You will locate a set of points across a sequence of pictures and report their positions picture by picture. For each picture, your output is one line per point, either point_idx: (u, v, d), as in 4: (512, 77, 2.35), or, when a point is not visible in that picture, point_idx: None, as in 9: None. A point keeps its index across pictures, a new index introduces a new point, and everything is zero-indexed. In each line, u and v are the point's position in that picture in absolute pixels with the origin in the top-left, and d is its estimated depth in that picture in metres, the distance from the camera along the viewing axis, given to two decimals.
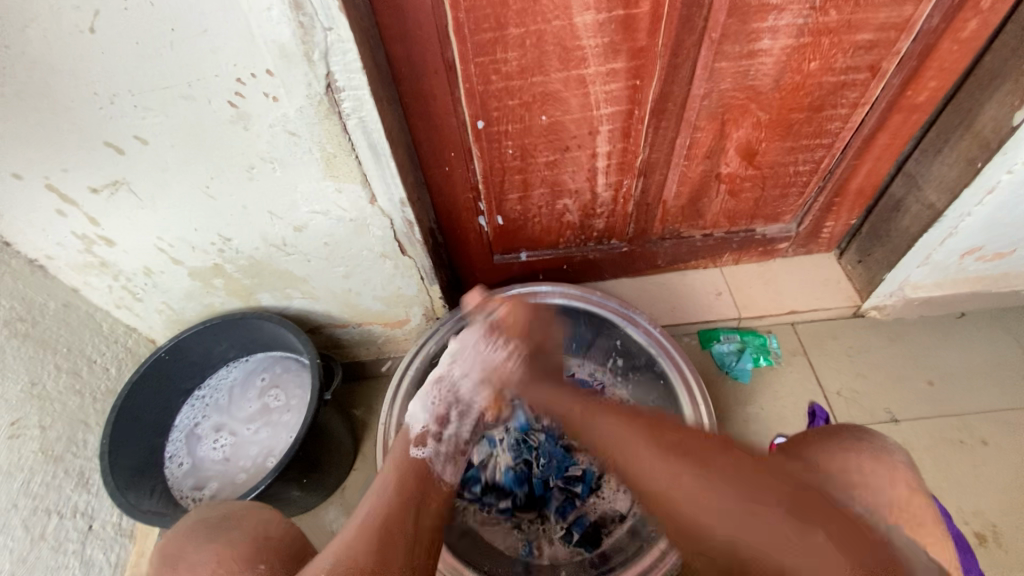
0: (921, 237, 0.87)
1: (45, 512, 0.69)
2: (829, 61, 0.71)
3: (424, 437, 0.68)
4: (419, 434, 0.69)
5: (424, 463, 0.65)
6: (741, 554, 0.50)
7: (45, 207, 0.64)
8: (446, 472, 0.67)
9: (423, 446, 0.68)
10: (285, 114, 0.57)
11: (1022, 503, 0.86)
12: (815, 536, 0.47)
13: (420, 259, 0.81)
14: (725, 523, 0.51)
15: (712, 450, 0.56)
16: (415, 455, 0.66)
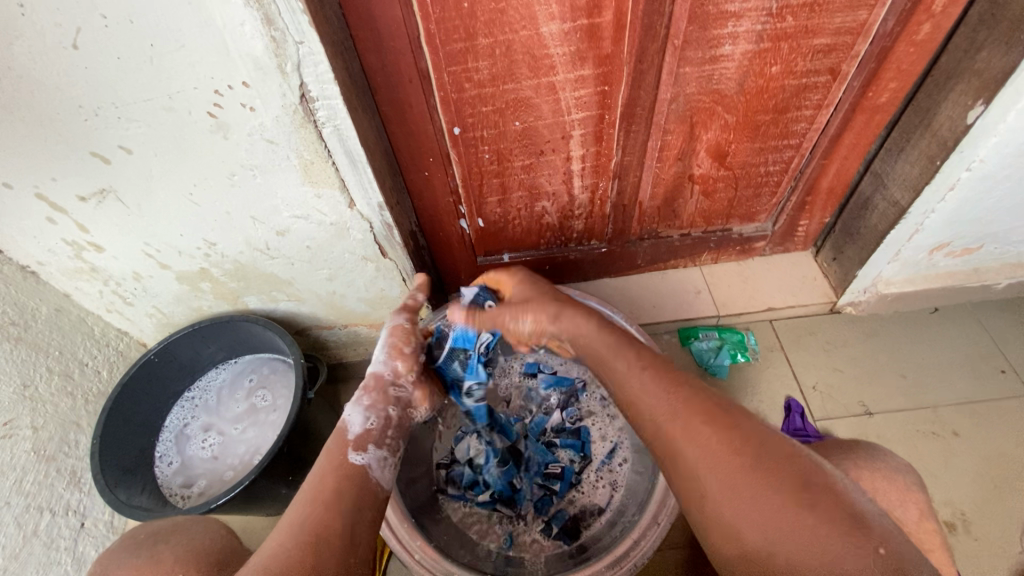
0: (888, 234, 0.89)
1: (37, 510, 0.72)
2: (790, 65, 0.74)
3: (364, 443, 0.62)
4: (357, 439, 0.63)
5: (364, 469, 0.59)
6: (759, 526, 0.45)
7: (36, 215, 0.66)
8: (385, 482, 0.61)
9: (362, 452, 0.61)
10: (262, 123, 0.60)
11: (992, 492, 0.88)
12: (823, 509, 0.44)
13: (401, 261, 0.84)
14: (746, 498, 0.46)
15: (736, 426, 0.51)
16: (354, 461, 0.60)
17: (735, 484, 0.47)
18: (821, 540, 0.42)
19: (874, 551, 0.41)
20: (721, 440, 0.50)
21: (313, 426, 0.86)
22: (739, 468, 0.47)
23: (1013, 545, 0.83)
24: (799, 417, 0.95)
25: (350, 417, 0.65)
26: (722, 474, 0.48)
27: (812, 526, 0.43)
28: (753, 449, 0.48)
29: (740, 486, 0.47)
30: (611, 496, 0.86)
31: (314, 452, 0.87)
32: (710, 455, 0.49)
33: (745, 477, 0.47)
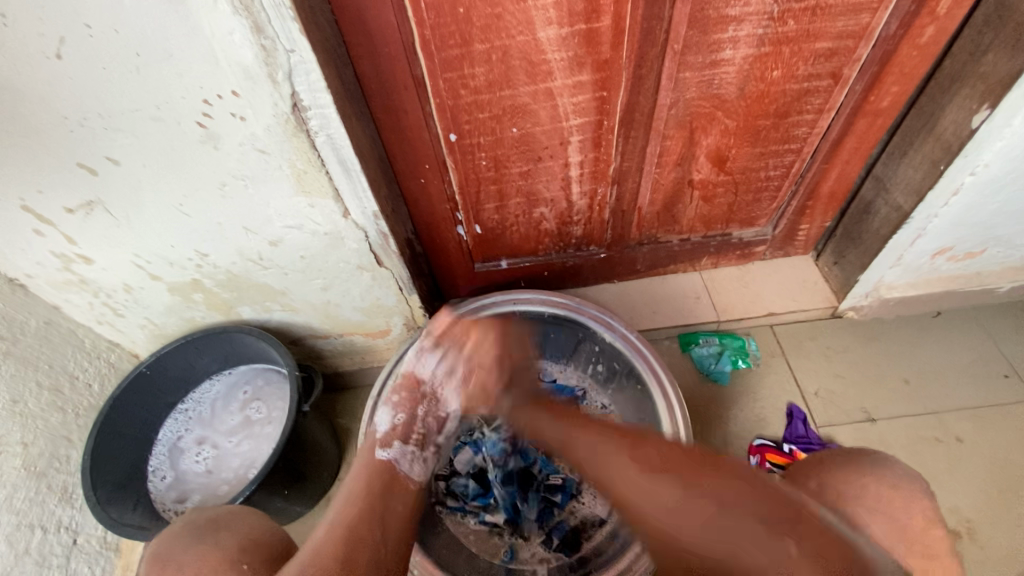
0: (890, 238, 0.88)
1: (29, 527, 0.70)
2: (792, 69, 0.73)
3: (390, 440, 0.68)
4: (384, 438, 0.69)
5: (389, 464, 0.66)
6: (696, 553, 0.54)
7: (23, 227, 0.65)
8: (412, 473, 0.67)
9: (388, 448, 0.68)
10: (253, 133, 0.59)
11: (997, 498, 0.87)
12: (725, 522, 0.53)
13: (397, 270, 0.82)
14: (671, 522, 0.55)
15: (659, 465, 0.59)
16: (379, 456, 0.66)
17: (664, 508, 0.56)
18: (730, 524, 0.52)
19: (768, 519, 0.52)
20: (644, 467, 0.59)
21: (310, 438, 0.85)
22: (666, 488, 0.57)
23: (1019, 553, 0.83)
24: (802, 424, 0.94)
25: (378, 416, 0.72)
26: (652, 500, 0.57)
27: (725, 518, 0.53)
28: (668, 469, 0.58)
29: (669, 505, 0.56)
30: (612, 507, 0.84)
31: (310, 464, 0.85)
32: (640, 485, 0.58)
33: (669, 496, 0.56)
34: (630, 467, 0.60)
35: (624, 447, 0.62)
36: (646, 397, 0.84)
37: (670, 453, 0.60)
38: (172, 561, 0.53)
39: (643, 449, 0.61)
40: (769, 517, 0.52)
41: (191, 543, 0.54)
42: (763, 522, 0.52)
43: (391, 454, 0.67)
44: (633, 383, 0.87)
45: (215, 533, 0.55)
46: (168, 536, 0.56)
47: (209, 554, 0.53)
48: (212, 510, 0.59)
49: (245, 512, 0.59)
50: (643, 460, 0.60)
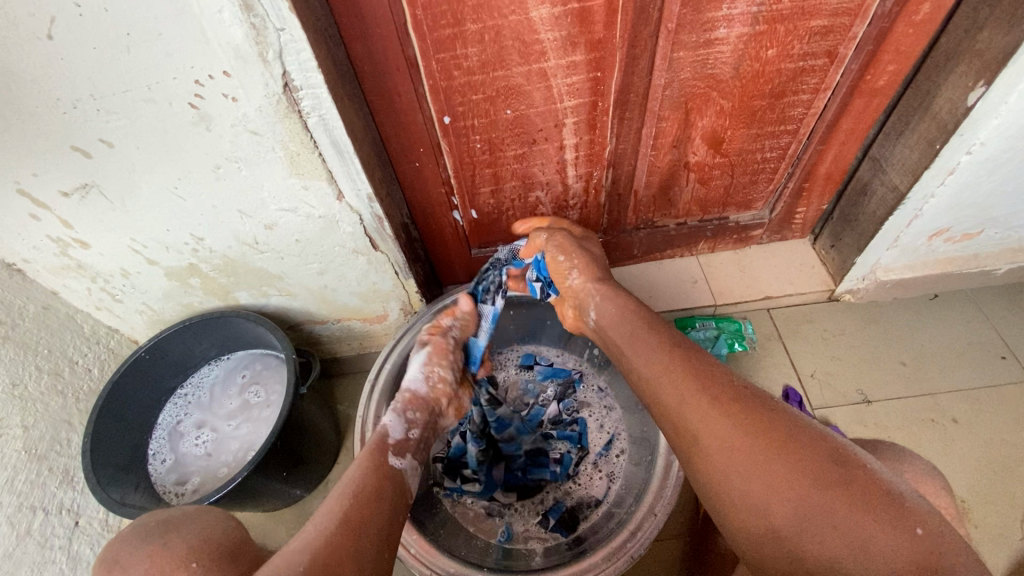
0: (887, 220, 0.88)
1: (30, 509, 0.71)
2: (787, 48, 0.73)
3: (404, 449, 0.64)
4: (398, 445, 0.65)
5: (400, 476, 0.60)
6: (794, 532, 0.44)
7: (19, 212, 0.65)
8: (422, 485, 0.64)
9: (400, 457, 0.63)
10: (244, 114, 0.59)
11: (991, 478, 0.88)
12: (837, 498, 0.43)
13: (392, 253, 0.83)
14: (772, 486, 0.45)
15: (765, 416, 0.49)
16: (393, 464, 0.61)
17: (764, 484, 0.46)
18: (859, 532, 0.41)
19: (915, 532, 0.40)
20: (750, 431, 0.48)
21: (308, 421, 0.85)
22: (776, 462, 0.46)
23: (1012, 532, 0.83)
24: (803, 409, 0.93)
25: (389, 425, 0.67)
26: (751, 473, 0.47)
27: (849, 519, 0.42)
28: (782, 440, 0.47)
29: (773, 482, 0.45)
30: (608, 488, 0.86)
31: (308, 447, 0.86)
32: (739, 456, 0.48)
33: (776, 474, 0.45)
34: (734, 433, 0.49)
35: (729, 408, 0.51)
36: None
37: (787, 422, 0.49)
38: (120, 562, 0.53)
39: (753, 412, 0.50)
40: (919, 531, 0.40)
41: (140, 544, 0.54)
42: (903, 531, 0.40)
43: (405, 463, 0.62)
44: None
45: (163, 533, 0.54)
46: (119, 540, 0.56)
47: (154, 555, 0.52)
48: (166, 512, 0.58)
49: (201, 510, 0.58)
50: (751, 423, 0.49)
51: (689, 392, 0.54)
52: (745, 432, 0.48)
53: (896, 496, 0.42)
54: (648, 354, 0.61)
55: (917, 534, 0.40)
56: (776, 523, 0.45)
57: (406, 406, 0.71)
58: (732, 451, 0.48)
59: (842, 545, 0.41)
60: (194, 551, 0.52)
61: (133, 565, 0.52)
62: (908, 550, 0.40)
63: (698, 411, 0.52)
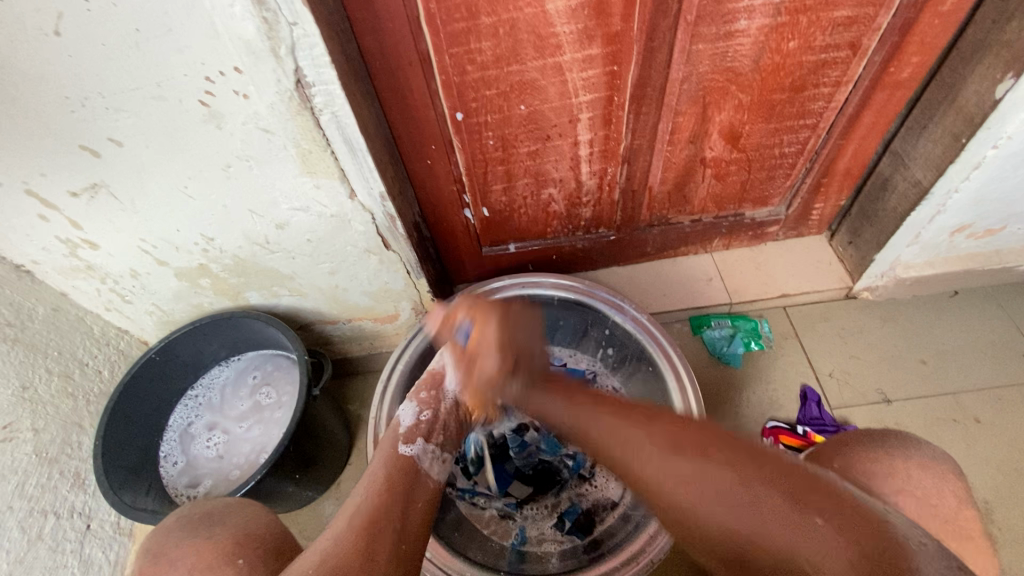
0: (909, 215, 0.86)
1: (42, 513, 0.70)
2: (808, 40, 0.71)
3: (413, 436, 0.66)
4: (408, 434, 0.66)
5: (411, 460, 0.62)
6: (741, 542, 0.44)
7: (28, 212, 0.64)
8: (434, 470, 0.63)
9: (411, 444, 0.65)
10: (256, 112, 0.57)
11: (1016, 480, 0.86)
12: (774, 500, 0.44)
13: (404, 252, 0.81)
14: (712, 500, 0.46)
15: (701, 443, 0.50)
16: (403, 453, 0.63)
17: (688, 491, 0.47)
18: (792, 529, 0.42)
19: (815, 520, 0.41)
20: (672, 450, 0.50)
21: (320, 422, 0.84)
22: (693, 466, 0.48)
23: None
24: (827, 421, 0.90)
25: (401, 414, 0.70)
26: (675, 482, 0.48)
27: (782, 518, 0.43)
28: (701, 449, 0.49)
29: (694, 485, 0.47)
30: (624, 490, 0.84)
31: (320, 448, 0.85)
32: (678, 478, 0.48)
33: (697, 473, 0.48)
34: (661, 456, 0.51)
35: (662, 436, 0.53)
36: (657, 380, 0.83)
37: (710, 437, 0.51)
38: (165, 554, 0.54)
39: (678, 436, 0.52)
40: (818, 519, 0.41)
41: (184, 537, 0.55)
42: (809, 529, 0.41)
43: (414, 450, 0.64)
44: (645, 367, 0.85)
45: (207, 527, 0.55)
46: (163, 530, 0.57)
47: (200, 549, 0.53)
48: (209, 504, 0.59)
49: (241, 503, 0.59)
50: (676, 446, 0.51)
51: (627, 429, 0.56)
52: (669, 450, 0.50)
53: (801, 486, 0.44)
54: (568, 397, 0.65)
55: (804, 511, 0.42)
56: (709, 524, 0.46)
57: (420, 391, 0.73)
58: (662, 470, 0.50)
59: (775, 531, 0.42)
60: (238, 544, 0.53)
61: (180, 557, 0.53)
62: (823, 542, 0.40)
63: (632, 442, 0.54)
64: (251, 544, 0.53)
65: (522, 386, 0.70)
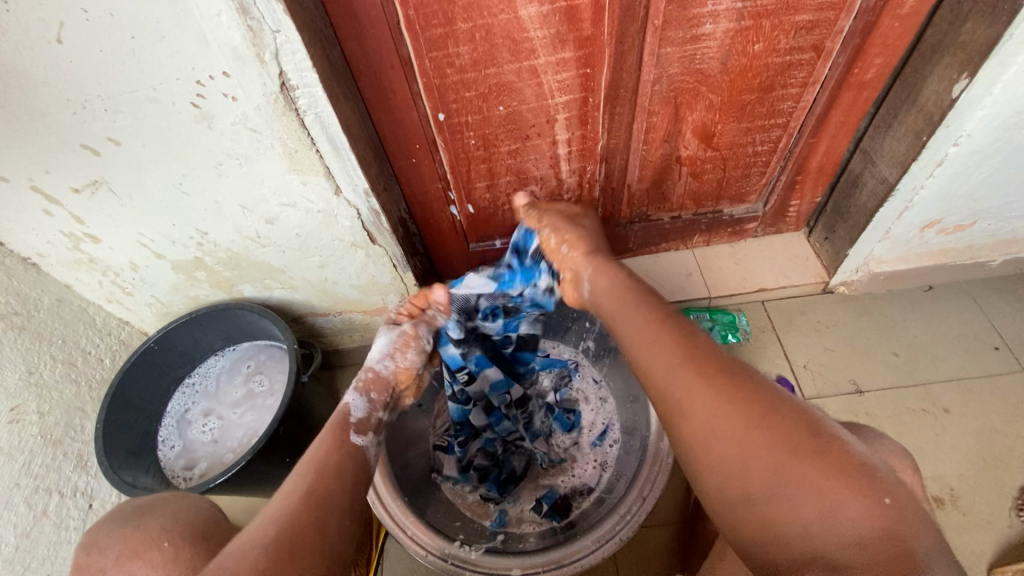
0: (878, 211, 0.89)
1: (46, 491, 0.75)
2: (773, 43, 0.74)
3: (365, 427, 0.66)
4: (360, 423, 0.67)
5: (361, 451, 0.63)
6: (781, 505, 0.43)
7: (34, 207, 0.68)
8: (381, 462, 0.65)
9: (364, 435, 0.65)
10: (244, 113, 0.61)
11: (982, 468, 0.88)
12: (829, 470, 0.43)
13: (390, 246, 0.85)
14: (756, 456, 0.45)
15: (760, 387, 0.48)
16: (354, 441, 0.63)
17: (742, 457, 0.45)
18: (837, 506, 0.41)
19: (882, 502, 0.41)
20: (738, 408, 0.47)
21: (309, 409, 0.88)
22: (757, 439, 0.45)
23: (1000, 519, 0.84)
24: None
25: (351, 404, 0.69)
26: (727, 441, 0.47)
27: (839, 495, 0.42)
28: (770, 420, 0.46)
29: (750, 455, 0.45)
30: (600, 476, 0.88)
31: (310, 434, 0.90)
32: (717, 419, 0.48)
33: (754, 441, 0.45)
34: (724, 411, 0.48)
35: (718, 390, 0.49)
36: None
37: (781, 401, 0.47)
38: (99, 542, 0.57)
39: (735, 380, 0.49)
40: (886, 501, 0.41)
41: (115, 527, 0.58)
42: (861, 498, 0.41)
43: (366, 440, 0.64)
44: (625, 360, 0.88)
45: (138, 517, 0.57)
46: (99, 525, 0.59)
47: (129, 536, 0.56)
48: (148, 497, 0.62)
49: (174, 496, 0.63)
50: (730, 391, 0.48)
51: (676, 359, 0.53)
52: (723, 402, 0.48)
53: (869, 468, 0.43)
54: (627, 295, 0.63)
55: (889, 504, 0.41)
56: (753, 493, 0.45)
57: (369, 384, 0.72)
58: (715, 426, 0.48)
59: (809, 512, 0.42)
60: (166, 532, 0.56)
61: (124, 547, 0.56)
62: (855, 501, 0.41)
63: (688, 385, 0.51)
64: (181, 531, 0.56)
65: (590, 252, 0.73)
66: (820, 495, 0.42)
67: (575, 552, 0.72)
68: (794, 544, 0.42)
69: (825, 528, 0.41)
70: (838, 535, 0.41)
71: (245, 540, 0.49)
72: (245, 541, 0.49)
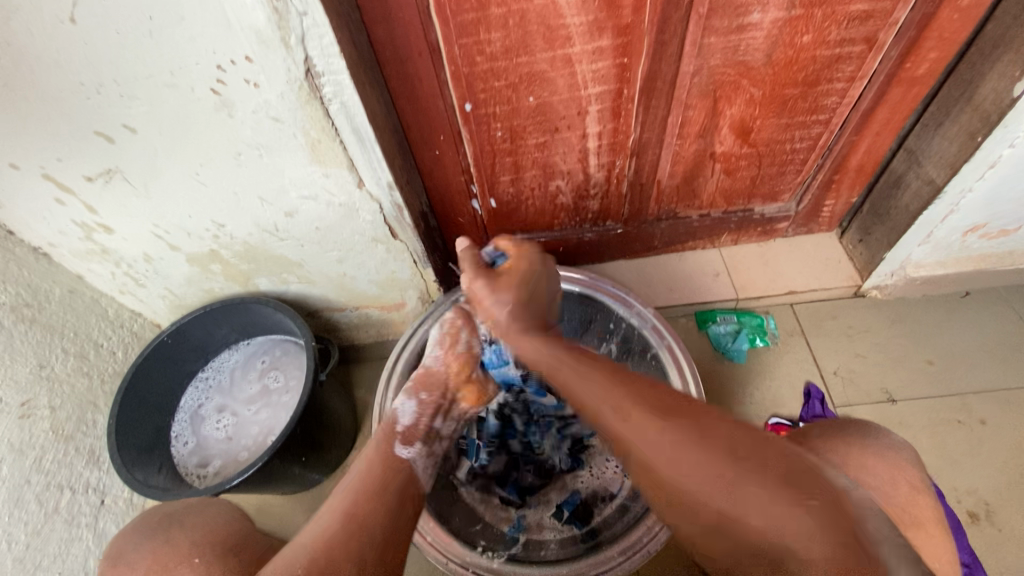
0: (921, 214, 0.85)
1: (57, 488, 0.74)
2: (823, 34, 0.70)
3: (411, 437, 0.69)
4: (406, 433, 0.69)
5: (407, 464, 0.66)
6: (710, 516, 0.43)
7: (45, 196, 0.66)
8: (425, 477, 0.67)
9: (409, 446, 0.68)
10: (266, 100, 0.58)
11: (1019, 482, 0.85)
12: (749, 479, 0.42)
13: (411, 242, 0.82)
14: (679, 469, 0.45)
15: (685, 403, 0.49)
16: (399, 454, 0.66)
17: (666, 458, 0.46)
18: (767, 511, 0.41)
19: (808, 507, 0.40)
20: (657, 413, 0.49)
21: (326, 408, 0.86)
22: (677, 451, 0.46)
23: None
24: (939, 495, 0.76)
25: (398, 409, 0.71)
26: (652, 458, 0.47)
27: (765, 501, 0.41)
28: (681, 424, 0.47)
29: (669, 463, 0.46)
30: (623, 482, 0.85)
31: (327, 433, 0.87)
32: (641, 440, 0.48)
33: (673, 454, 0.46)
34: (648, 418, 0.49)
35: (638, 399, 0.51)
36: (658, 371, 0.83)
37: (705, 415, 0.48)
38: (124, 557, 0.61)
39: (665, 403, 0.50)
40: (812, 505, 0.40)
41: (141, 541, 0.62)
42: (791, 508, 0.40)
43: (412, 453, 0.67)
44: (648, 362, 0.85)
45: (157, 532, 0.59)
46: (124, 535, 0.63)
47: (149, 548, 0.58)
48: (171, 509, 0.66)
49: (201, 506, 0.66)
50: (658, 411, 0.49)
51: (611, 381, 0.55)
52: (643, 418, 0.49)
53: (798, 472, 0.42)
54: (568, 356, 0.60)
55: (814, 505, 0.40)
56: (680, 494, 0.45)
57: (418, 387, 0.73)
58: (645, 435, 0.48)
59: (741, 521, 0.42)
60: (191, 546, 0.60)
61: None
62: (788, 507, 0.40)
63: (616, 403, 0.52)
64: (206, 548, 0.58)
65: (523, 312, 0.68)
66: (730, 482, 0.43)
67: (599, 563, 0.69)
68: (722, 535, 0.43)
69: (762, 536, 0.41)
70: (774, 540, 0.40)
71: (284, 561, 0.50)
72: (284, 562, 0.50)
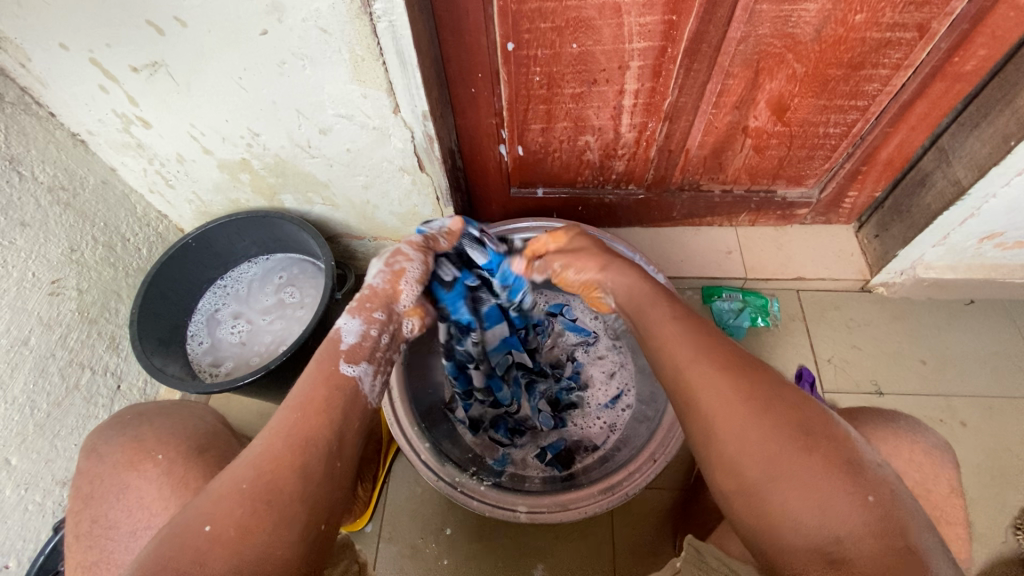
0: (940, 214, 0.86)
1: (79, 366, 0.79)
2: (877, 15, 0.69)
3: (356, 356, 0.59)
4: (351, 351, 0.59)
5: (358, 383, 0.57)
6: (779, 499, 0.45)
7: (89, 80, 0.67)
8: (374, 398, 0.58)
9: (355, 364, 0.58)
10: (317, 10, 0.58)
11: (988, 484, 0.89)
12: (828, 485, 0.44)
13: (437, 177, 0.83)
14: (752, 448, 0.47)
15: (785, 399, 0.49)
16: (345, 372, 0.57)
17: (820, 502, 0.44)
18: (830, 500, 0.44)
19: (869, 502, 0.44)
20: (760, 418, 0.47)
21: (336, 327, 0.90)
22: (759, 428, 0.47)
23: (995, 533, 0.86)
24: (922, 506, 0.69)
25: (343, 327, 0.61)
26: (737, 430, 0.47)
27: (833, 495, 0.44)
28: (791, 423, 0.47)
29: (746, 437, 0.47)
30: (607, 436, 0.90)
31: None
32: (725, 411, 0.49)
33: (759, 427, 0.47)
34: (746, 414, 0.48)
35: (746, 377, 0.50)
36: None
37: (800, 414, 0.48)
38: (97, 449, 0.66)
39: (762, 392, 0.49)
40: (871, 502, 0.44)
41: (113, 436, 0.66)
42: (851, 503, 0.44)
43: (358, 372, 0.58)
44: None
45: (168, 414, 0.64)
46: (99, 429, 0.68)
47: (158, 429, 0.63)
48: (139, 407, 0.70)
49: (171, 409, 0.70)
50: (749, 394, 0.49)
51: (690, 341, 0.55)
52: (729, 388, 0.50)
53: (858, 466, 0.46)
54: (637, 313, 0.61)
55: (872, 502, 0.44)
56: (830, 550, 0.42)
57: (364, 303, 0.64)
58: (768, 466, 0.46)
59: (805, 506, 0.44)
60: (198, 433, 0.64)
61: None
62: (861, 519, 0.43)
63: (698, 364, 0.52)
64: None
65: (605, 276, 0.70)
66: (831, 491, 0.44)
67: (579, 501, 0.74)
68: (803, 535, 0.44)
69: (820, 525, 0.43)
70: (838, 525, 0.43)
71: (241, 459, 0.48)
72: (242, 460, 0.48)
